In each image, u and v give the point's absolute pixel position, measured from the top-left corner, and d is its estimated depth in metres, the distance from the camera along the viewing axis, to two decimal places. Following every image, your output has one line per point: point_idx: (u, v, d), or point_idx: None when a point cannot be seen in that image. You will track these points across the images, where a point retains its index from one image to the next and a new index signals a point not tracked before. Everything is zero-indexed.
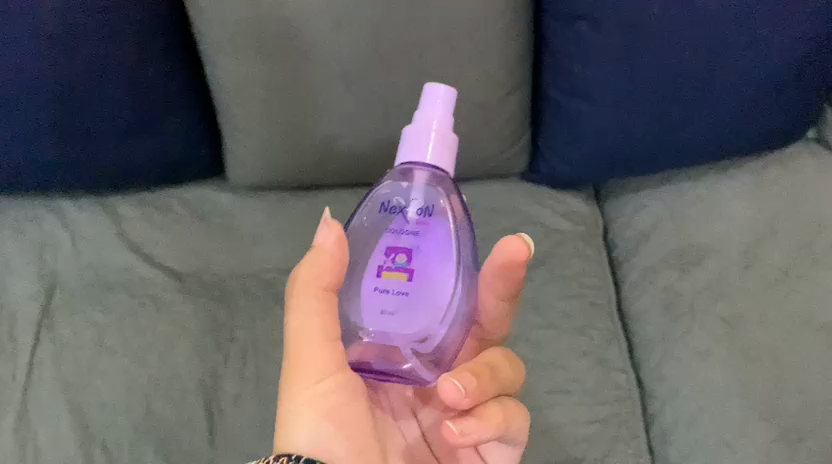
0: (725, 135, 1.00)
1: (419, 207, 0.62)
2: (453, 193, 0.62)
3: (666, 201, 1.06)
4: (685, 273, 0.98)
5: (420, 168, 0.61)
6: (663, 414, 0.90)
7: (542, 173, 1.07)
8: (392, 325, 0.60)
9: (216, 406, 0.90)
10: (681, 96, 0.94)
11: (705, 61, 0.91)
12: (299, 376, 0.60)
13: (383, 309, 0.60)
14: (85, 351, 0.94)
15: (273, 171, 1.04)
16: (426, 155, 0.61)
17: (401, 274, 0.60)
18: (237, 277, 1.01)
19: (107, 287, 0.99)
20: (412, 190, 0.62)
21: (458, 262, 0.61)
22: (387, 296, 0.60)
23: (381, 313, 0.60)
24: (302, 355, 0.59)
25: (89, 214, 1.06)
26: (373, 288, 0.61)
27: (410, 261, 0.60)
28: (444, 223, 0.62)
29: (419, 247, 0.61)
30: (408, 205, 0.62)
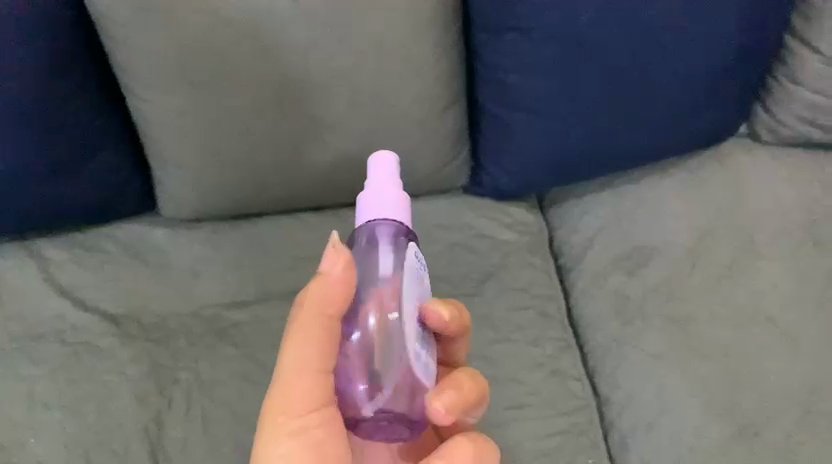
0: (658, 135, 1.02)
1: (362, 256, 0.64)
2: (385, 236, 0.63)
3: (608, 205, 1.06)
4: (632, 276, 0.99)
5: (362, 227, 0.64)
6: (620, 420, 0.90)
7: (486, 186, 1.06)
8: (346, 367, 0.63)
9: (162, 454, 0.86)
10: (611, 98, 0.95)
11: (633, 62, 0.93)
12: (287, 405, 0.61)
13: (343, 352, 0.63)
14: (17, 408, 0.88)
15: (206, 201, 0.99)
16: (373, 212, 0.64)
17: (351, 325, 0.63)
18: (175, 315, 0.95)
19: (36, 337, 0.93)
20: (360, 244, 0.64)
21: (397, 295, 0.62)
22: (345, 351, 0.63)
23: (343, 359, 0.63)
24: (293, 383, 0.61)
25: (12, 261, 0.99)
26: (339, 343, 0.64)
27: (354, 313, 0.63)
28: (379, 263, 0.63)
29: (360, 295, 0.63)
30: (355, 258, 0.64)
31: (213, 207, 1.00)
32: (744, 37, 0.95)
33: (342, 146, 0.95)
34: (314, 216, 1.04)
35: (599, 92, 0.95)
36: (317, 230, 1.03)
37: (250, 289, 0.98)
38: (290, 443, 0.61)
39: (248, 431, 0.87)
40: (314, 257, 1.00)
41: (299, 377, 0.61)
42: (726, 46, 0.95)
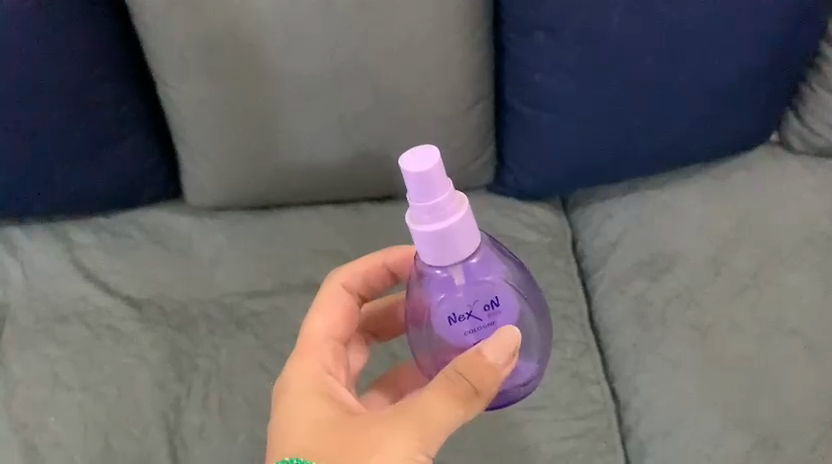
0: (688, 140, 1.01)
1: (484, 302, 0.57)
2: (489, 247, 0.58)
3: (633, 210, 1.06)
4: (654, 281, 0.98)
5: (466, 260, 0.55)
6: (638, 427, 0.89)
7: (510, 186, 1.06)
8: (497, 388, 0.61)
9: (179, 440, 0.86)
10: (643, 101, 0.95)
11: (666, 66, 0.92)
12: (414, 418, 0.54)
13: None
14: (39, 387, 0.90)
15: (232, 192, 1.00)
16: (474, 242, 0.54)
17: None
18: (197, 302, 0.96)
19: (60, 319, 0.94)
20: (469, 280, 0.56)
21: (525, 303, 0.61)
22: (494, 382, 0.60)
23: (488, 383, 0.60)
24: (432, 402, 0.54)
25: (40, 244, 1.01)
26: None
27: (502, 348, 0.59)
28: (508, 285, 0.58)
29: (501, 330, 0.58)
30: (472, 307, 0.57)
31: (237, 197, 1.01)
32: (778, 44, 0.94)
33: (366, 140, 0.95)
34: (336, 209, 1.04)
35: (627, 96, 0.94)
36: (338, 224, 1.03)
37: (271, 279, 0.98)
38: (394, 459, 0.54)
39: (264, 421, 0.87)
40: (336, 250, 1.00)
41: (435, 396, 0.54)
42: (759, 52, 0.93)
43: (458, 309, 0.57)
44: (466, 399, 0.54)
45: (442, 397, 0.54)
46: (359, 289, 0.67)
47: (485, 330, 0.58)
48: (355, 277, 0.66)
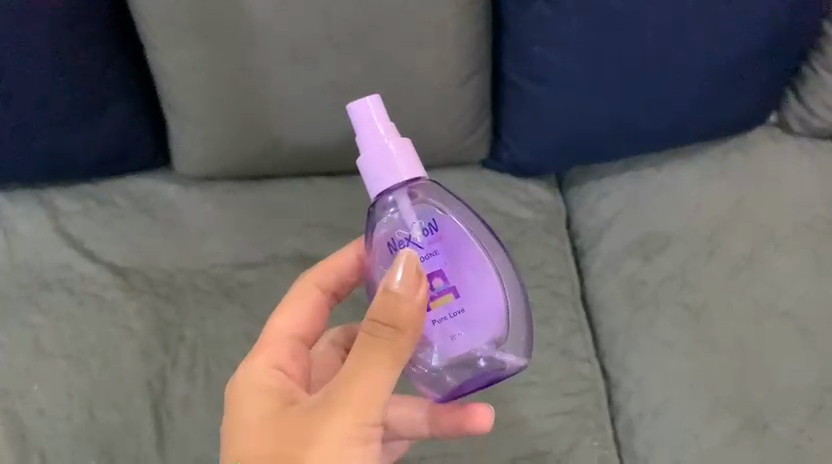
0: (687, 119, 0.99)
1: (422, 227, 0.57)
2: (431, 194, 0.58)
3: (628, 188, 1.05)
4: (648, 261, 0.97)
5: (399, 195, 0.57)
6: (628, 405, 0.89)
7: (506, 163, 1.05)
8: (445, 330, 0.57)
9: (165, 410, 0.85)
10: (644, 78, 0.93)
11: (668, 41, 0.90)
12: (346, 398, 0.52)
13: (434, 319, 0.57)
14: (23, 356, 0.88)
15: (222, 160, 0.98)
16: (402, 176, 0.57)
17: (447, 295, 0.57)
18: (184, 272, 0.94)
19: (44, 286, 0.92)
20: (412, 212, 0.57)
21: (480, 245, 0.59)
22: (443, 325, 0.57)
23: (433, 323, 0.57)
24: (359, 375, 0.52)
25: (24, 210, 0.98)
26: (431, 323, 0.57)
27: (448, 281, 0.57)
28: (453, 226, 0.58)
29: (443, 266, 0.57)
30: (411, 231, 0.57)
31: (226, 166, 0.99)
32: (782, 21, 0.92)
33: None
34: (327, 181, 1.03)
35: (628, 73, 0.93)
36: (328, 195, 1.01)
37: (261, 251, 0.96)
38: (327, 440, 0.51)
39: None
40: (327, 223, 0.99)
41: (363, 371, 0.52)
42: (763, 29, 0.92)
43: (396, 237, 0.57)
44: (390, 348, 0.52)
45: (364, 355, 0.52)
46: (335, 288, 0.64)
47: (432, 261, 0.57)
48: (328, 276, 0.64)
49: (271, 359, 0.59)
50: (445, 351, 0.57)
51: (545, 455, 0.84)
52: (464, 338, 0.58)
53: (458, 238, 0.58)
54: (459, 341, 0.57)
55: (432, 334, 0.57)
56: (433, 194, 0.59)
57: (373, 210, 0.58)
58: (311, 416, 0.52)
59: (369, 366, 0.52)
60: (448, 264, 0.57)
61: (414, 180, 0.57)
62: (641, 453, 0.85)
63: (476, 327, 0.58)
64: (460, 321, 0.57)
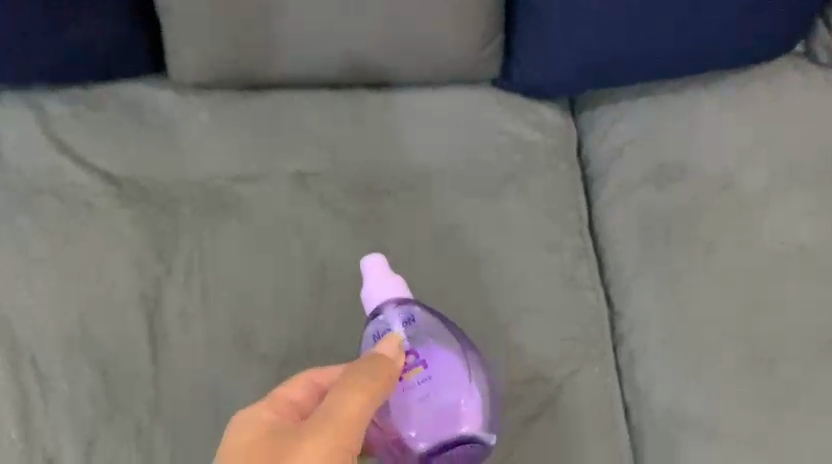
0: (707, 39, 0.95)
1: (402, 319, 0.72)
2: (415, 306, 0.73)
3: (644, 115, 1.00)
4: (661, 190, 0.94)
5: (389, 304, 0.71)
6: (632, 334, 0.87)
7: (518, 82, 1.00)
8: (426, 396, 0.70)
9: (159, 320, 0.83)
10: None
11: None
12: (319, 427, 0.60)
13: (422, 396, 0.70)
14: (12, 262, 0.85)
15: (220, 65, 0.94)
16: (388, 295, 0.72)
17: (417, 367, 0.71)
18: (179, 183, 0.91)
19: (34, 191, 0.89)
20: (389, 318, 0.71)
21: (455, 349, 0.73)
22: (424, 406, 0.70)
23: (421, 399, 0.70)
24: (333, 416, 0.61)
25: (13, 112, 0.94)
26: (420, 398, 0.70)
27: (424, 366, 0.71)
28: (436, 347, 0.72)
29: (429, 373, 0.71)
30: (393, 324, 0.71)
31: (226, 72, 0.95)
32: None
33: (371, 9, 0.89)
34: (330, 94, 0.98)
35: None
36: (330, 108, 0.97)
37: (260, 164, 0.93)
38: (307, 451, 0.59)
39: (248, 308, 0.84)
40: (329, 138, 0.95)
41: (336, 417, 0.61)
42: None
43: (380, 330, 0.71)
44: (363, 390, 0.62)
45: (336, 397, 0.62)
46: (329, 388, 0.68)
47: (413, 368, 0.71)
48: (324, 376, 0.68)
49: (272, 408, 0.64)
50: (424, 426, 0.69)
51: (546, 381, 0.82)
52: (439, 407, 0.70)
53: (426, 336, 0.73)
54: (427, 418, 0.70)
55: (411, 408, 0.70)
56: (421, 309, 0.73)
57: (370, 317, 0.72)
58: (293, 439, 0.60)
59: (348, 398, 0.61)
60: (427, 356, 0.72)
61: (400, 298, 0.72)
62: (643, 382, 0.84)
63: (450, 413, 0.70)
64: (437, 382, 0.71)
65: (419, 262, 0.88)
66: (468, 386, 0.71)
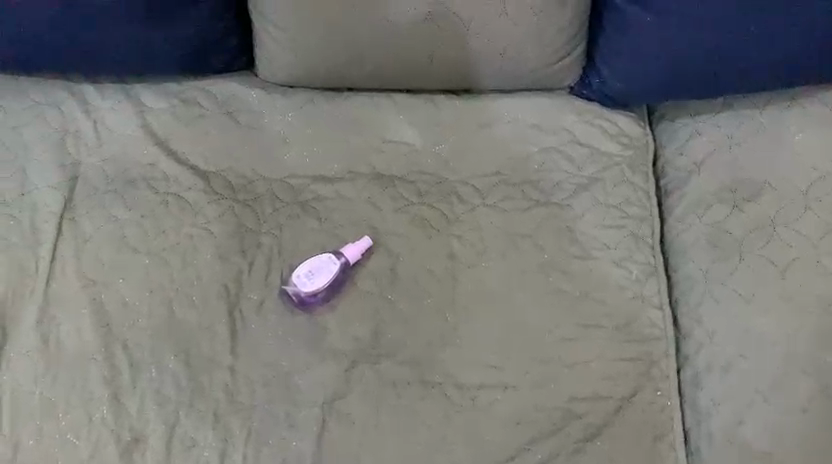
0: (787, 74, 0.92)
1: (307, 277, 0.87)
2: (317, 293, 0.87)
3: (724, 127, 0.98)
4: (737, 210, 0.93)
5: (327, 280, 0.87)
6: (696, 356, 0.87)
7: (596, 90, 1.00)
8: (311, 267, 0.87)
9: (240, 314, 0.87)
10: (747, 21, 0.87)
11: None
12: None
13: (311, 264, 0.87)
14: (107, 248, 0.90)
15: (304, 69, 0.97)
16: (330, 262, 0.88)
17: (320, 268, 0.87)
18: (264, 179, 0.95)
19: (130, 183, 0.94)
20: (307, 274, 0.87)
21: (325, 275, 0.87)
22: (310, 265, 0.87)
23: (314, 267, 0.87)
24: None
25: (113, 104, 1.00)
26: (313, 267, 0.87)
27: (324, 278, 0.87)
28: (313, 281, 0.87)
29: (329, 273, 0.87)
30: (308, 272, 0.87)
31: (311, 75, 0.98)
32: None
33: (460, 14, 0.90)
34: (407, 98, 1.01)
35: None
36: (410, 114, 1.00)
37: (340, 165, 0.97)
38: None
39: (322, 305, 0.88)
40: (405, 143, 0.98)
41: None
42: None
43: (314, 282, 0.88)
44: None
45: None
46: None
47: (308, 272, 0.87)
48: None
49: None
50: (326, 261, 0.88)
51: (606, 399, 0.84)
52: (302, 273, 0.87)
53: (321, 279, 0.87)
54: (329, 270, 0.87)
55: (306, 262, 0.88)
56: (321, 283, 0.87)
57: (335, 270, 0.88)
58: None
59: None
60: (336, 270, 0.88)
61: (307, 281, 0.86)
62: (704, 407, 0.84)
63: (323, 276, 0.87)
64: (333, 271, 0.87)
65: (486, 268, 0.90)
66: (308, 279, 0.87)
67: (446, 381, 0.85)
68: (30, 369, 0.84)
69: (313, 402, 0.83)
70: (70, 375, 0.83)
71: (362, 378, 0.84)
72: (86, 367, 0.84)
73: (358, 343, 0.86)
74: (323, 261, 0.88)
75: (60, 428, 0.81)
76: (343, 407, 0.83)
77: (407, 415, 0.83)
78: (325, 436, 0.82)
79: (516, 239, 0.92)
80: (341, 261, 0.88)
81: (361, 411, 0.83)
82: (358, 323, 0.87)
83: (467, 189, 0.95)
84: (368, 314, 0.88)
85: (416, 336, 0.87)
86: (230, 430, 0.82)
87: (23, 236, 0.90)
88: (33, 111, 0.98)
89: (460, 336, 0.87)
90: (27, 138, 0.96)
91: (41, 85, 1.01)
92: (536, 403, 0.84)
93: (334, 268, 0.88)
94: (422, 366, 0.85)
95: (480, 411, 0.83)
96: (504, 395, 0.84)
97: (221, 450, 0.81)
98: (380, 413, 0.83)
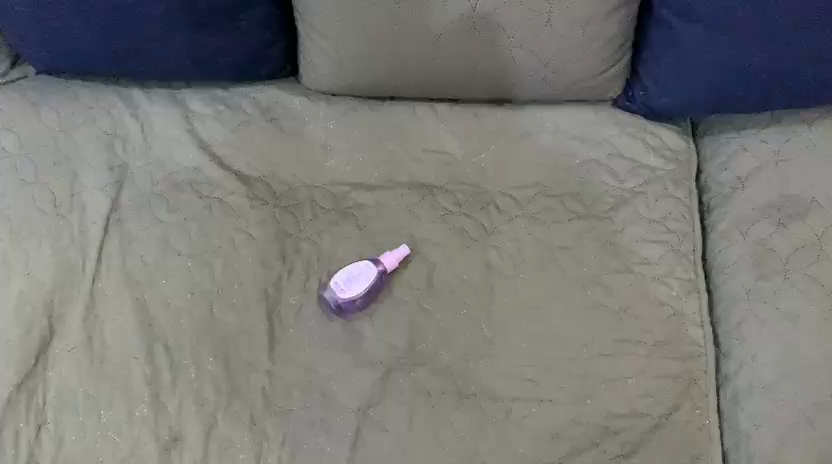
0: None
1: (345, 284, 0.87)
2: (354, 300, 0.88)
3: (771, 143, 0.96)
4: (782, 228, 0.91)
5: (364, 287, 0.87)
6: (737, 376, 0.85)
7: (640, 103, 0.99)
8: (348, 274, 0.88)
9: (278, 318, 0.89)
10: (799, 43, 0.85)
11: None
12: None
13: (349, 271, 0.88)
14: (151, 249, 0.92)
15: (348, 77, 0.98)
16: (367, 269, 0.88)
17: (357, 274, 0.88)
18: (306, 186, 0.97)
19: (175, 186, 0.96)
20: (345, 281, 0.87)
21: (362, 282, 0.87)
22: (347, 272, 0.88)
23: (351, 274, 0.88)
24: None
25: (161, 108, 1.02)
26: (350, 275, 0.88)
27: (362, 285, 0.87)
28: (350, 288, 0.87)
29: (366, 279, 0.88)
30: (346, 279, 0.87)
31: (355, 84, 0.99)
32: None
33: (504, 26, 0.90)
34: (449, 108, 1.02)
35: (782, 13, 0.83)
36: (451, 124, 1.00)
37: (380, 173, 0.97)
38: None
39: (359, 313, 0.89)
40: (446, 153, 0.99)
41: None
42: None
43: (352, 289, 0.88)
44: None
45: None
46: None
47: (346, 279, 0.87)
48: None
49: None
50: (363, 268, 0.88)
51: (642, 417, 0.83)
52: (340, 280, 0.87)
53: (359, 285, 0.87)
54: (367, 276, 0.88)
55: (344, 269, 0.88)
56: (358, 290, 0.87)
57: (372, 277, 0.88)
58: None
59: None
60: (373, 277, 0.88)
61: (345, 288, 0.87)
62: (744, 428, 0.82)
63: (361, 283, 0.87)
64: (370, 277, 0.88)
65: (524, 280, 0.90)
66: (346, 285, 0.87)
67: (481, 393, 0.84)
68: (74, 366, 0.86)
69: (348, 409, 0.84)
70: (112, 373, 0.86)
71: (397, 386, 0.85)
72: (128, 366, 0.86)
73: (394, 351, 0.87)
74: (360, 268, 0.88)
75: (102, 425, 0.83)
76: (377, 414, 0.84)
77: (441, 425, 0.83)
78: (358, 443, 0.82)
79: (555, 252, 0.92)
80: (379, 268, 0.89)
81: (395, 419, 0.83)
82: (394, 331, 0.87)
83: (506, 200, 0.95)
84: (405, 322, 0.88)
85: (452, 346, 0.87)
86: (266, 433, 0.83)
87: (71, 236, 0.93)
88: (84, 114, 1.01)
89: (496, 348, 0.87)
90: (78, 140, 0.99)
91: (93, 88, 1.04)
92: (572, 418, 0.83)
93: (371, 274, 0.88)
94: (457, 377, 0.85)
95: (514, 424, 0.83)
96: (538, 409, 0.83)
97: (257, 453, 0.82)
98: (414, 421, 0.83)
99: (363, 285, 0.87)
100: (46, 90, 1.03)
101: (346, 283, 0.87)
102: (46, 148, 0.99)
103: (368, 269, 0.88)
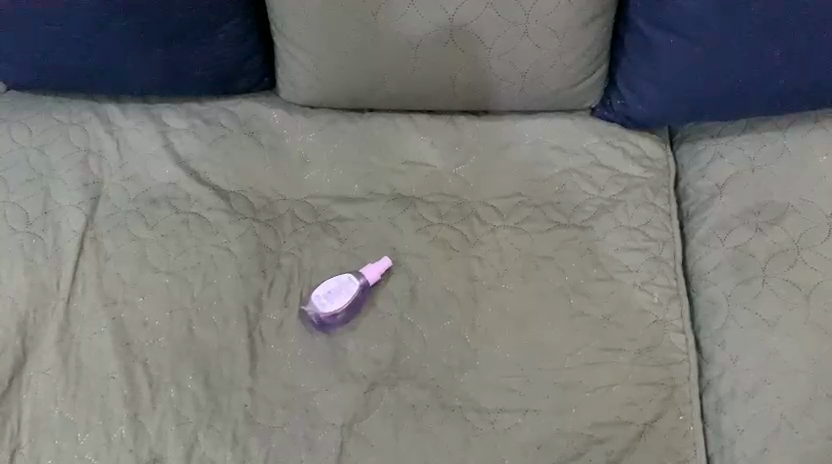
0: (809, 101, 0.92)
1: (327, 298, 0.86)
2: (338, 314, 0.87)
3: (747, 149, 0.97)
4: (760, 233, 0.91)
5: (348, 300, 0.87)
6: (720, 381, 0.85)
7: (617, 112, 0.99)
8: (330, 287, 0.87)
9: (259, 334, 0.87)
10: (771, 50, 0.86)
11: (814, 19, 0.83)
12: None
13: (331, 285, 0.87)
14: (128, 266, 0.91)
15: (326, 90, 0.98)
16: (351, 282, 0.87)
17: (340, 288, 0.87)
18: (285, 200, 0.96)
19: (152, 202, 0.95)
20: (328, 295, 0.87)
21: (345, 296, 0.87)
22: (330, 286, 0.87)
23: (334, 288, 0.87)
24: None
25: (136, 123, 1.01)
26: (333, 289, 0.87)
27: (345, 299, 0.87)
28: (333, 301, 0.86)
29: (349, 292, 0.87)
30: (329, 293, 0.87)
31: (334, 96, 0.99)
32: None
33: (482, 37, 0.90)
34: (428, 118, 1.02)
35: (756, 22, 0.84)
36: (431, 135, 1.00)
37: (360, 186, 0.97)
38: None
39: (341, 327, 0.88)
40: (426, 164, 0.98)
41: None
42: None
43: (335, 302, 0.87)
44: None
45: None
46: None
47: (329, 293, 0.87)
48: None
49: None
50: (346, 281, 0.87)
51: (628, 424, 0.83)
52: (322, 294, 0.87)
53: (342, 299, 0.87)
54: (350, 290, 0.87)
55: (326, 283, 0.88)
56: (341, 303, 0.86)
57: (355, 290, 0.87)
58: None
59: None
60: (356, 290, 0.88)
61: (328, 303, 0.86)
62: (728, 432, 0.83)
63: (343, 297, 0.87)
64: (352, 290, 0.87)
65: (506, 290, 0.90)
66: (329, 299, 0.86)
67: (466, 405, 0.84)
68: (50, 388, 0.84)
69: (331, 425, 0.83)
70: (89, 395, 0.84)
71: (382, 401, 0.84)
72: (106, 387, 0.84)
73: (377, 365, 0.86)
74: (343, 282, 0.87)
75: (79, 449, 0.81)
76: (362, 429, 0.83)
77: (426, 438, 0.82)
78: (343, 459, 0.81)
79: (537, 262, 0.92)
80: (361, 281, 0.88)
81: (380, 433, 0.82)
82: (378, 345, 0.87)
83: (487, 210, 0.95)
84: (388, 335, 0.87)
85: (435, 359, 0.86)
86: (249, 451, 0.81)
87: (45, 254, 0.91)
88: (58, 130, 0.99)
89: (480, 359, 0.86)
90: (51, 156, 0.97)
91: (65, 104, 1.02)
92: (558, 427, 0.83)
93: (353, 288, 0.87)
94: (440, 389, 0.85)
95: (500, 435, 0.82)
96: (524, 419, 0.83)
97: None
98: (398, 435, 0.82)
99: (346, 299, 0.87)
100: (17, 105, 1.01)
101: (329, 297, 0.86)
102: (18, 165, 0.96)
103: (351, 282, 0.88)
